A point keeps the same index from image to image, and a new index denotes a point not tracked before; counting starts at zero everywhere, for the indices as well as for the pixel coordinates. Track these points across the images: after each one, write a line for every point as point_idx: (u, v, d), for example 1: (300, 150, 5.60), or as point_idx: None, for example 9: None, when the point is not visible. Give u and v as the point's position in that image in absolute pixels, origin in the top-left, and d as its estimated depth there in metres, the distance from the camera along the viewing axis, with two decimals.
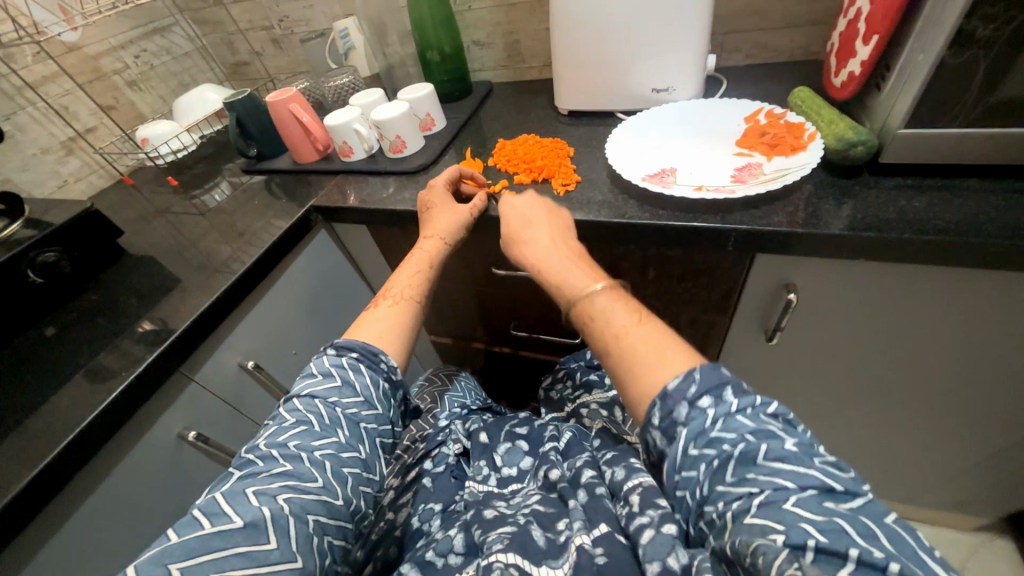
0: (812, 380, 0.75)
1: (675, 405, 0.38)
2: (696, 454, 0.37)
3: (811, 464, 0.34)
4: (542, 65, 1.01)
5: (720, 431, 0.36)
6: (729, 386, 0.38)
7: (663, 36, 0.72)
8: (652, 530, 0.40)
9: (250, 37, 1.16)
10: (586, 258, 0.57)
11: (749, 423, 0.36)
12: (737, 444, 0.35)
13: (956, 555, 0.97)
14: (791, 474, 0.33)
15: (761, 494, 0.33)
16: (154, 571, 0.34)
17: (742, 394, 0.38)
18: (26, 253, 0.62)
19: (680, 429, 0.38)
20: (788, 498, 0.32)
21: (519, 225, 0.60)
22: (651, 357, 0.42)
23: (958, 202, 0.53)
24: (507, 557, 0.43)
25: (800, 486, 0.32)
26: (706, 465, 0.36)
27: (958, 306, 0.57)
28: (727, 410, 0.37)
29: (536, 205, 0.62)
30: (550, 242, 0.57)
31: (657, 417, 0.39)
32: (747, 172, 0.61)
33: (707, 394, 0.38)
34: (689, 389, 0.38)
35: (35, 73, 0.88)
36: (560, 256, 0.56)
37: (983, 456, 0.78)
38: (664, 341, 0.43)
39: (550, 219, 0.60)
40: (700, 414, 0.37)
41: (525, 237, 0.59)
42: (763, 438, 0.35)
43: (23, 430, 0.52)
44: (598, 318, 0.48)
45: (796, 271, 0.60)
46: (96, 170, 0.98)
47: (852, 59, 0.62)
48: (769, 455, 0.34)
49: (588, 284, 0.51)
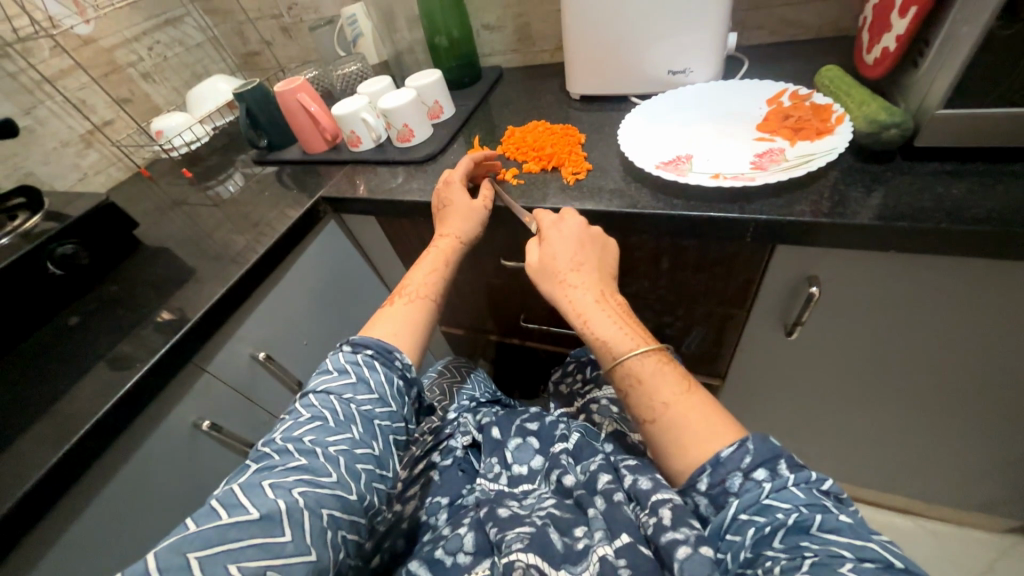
0: (833, 376, 0.72)
1: (728, 475, 0.39)
2: (745, 519, 0.37)
3: (869, 538, 0.33)
4: (553, 48, 0.98)
5: (773, 499, 0.37)
6: (785, 460, 0.39)
7: (680, 14, 0.68)
8: (687, 548, 0.38)
9: (260, 26, 1.15)
10: (626, 307, 0.53)
11: (802, 496, 0.37)
12: (791, 513, 0.36)
13: (981, 557, 0.93)
14: (847, 545, 0.33)
15: (812, 557, 0.33)
16: (172, 559, 0.35)
17: (796, 468, 0.38)
18: (45, 245, 0.64)
19: (733, 500, 0.38)
20: (844, 564, 0.32)
21: (564, 259, 0.54)
22: (701, 430, 0.41)
23: (1001, 188, 0.49)
24: (528, 558, 0.43)
25: (857, 557, 0.32)
26: (755, 531, 0.37)
27: (996, 301, 0.53)
28: (784, 483, 0.37)
29: (581, 234, 0.56)
30: (593, 286, 0.53)
31: (705, 484, 0.40)
32: (768, 158, 0.57)
33: (762, 467, 0.38)
34: (742, 460, 0.39)
35: (52, 66, 0.89)
36: (603, 303, 0.52)
37: (1016, 457, 0.74)
38: (713, 414, 0.42)
39: (597, 253, 0.55)
40: (755, 486, 0.38)
41: (567, 274, 0.54)
42: (817, 510, 0.36)
43: (46, 417, 0.54)
44: (644, 381, 0.45)
45: (819, 263, 0.57)
46: (115, 163, 1.00)
47: (887, 33, 0.57)
48: (823, 525, 0.35)
49: (632, 344, 0.48)
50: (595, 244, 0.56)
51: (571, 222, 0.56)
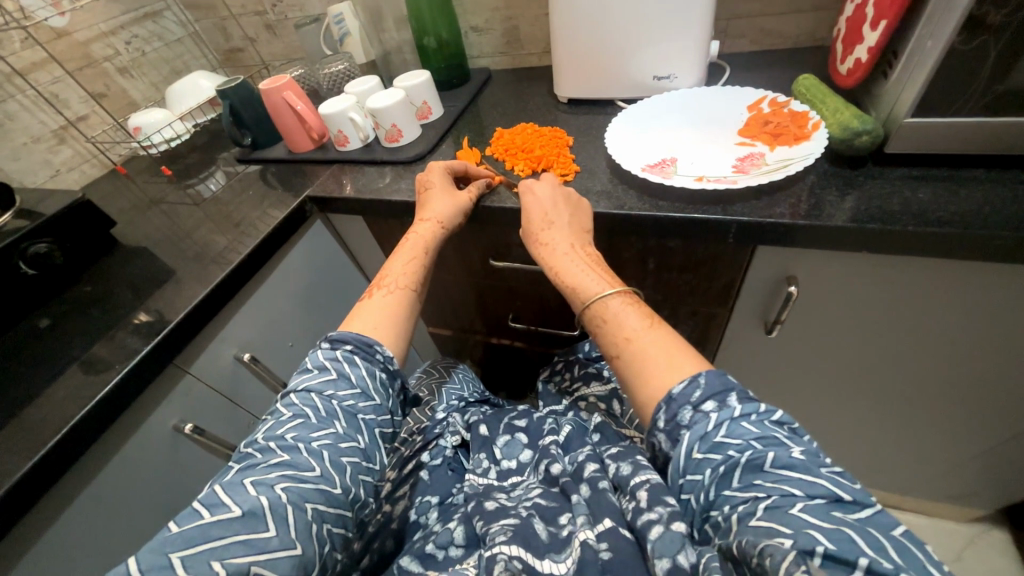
0: (810, 373, 0.75)
1: (679, 410, 0.39)
2: (701, 458, 0.37)
3: (818, 472, 0.34)
4: (541, 52, 0.99)
5: (725, 436, 0.37)
6: (735, 393, 0.38)
7: (665, 22, 0.70)
8: (660, 527, 0.40)
9: (243, 22, 1.13)
10: (603, 263, 0.55)
11: (753, 429, 0.37)
12: (743, 451, 0.36)
13: (950, 546, 0.98)
14: (798, 482, 0.34)
15: (767, 500, 0.33)
16: (155, 560, 0.34)
17: (747, 400, 0.38)
18: (16, 244, 0.61)
19: (685, 432, 0.38)
20: (795, 504, 0.32)
21: (538, 219, 0.57)
22: (659, 362, 0.42)
23: (964, 194, 0.52)
24: (510, 550, 0.43)
25: (808, 494, 0.33)
26: (712, 470, 0.37)
27: (963, 298, 0.56)
28: (732, 415, 0.37)
29: (554, 198, 0.59)
30: (566, 241, 0.55)
31: (662, 421, 0.40)
32: (749, 162, 0.60)
33: (711, 399, 0.38)
34: (693, 394, 0.39)
35: (23, 58, 0.85)
36: (578, 257, 0.54)
37: (982, 449, 0.78)
38: (674, 348, 0.43)
39: (570, 214, 0.58)
40: (704, 417, 0.38)
41: (542, 234, 0.57)
42: (769, 445, 0.36)
43: (16, 422, 0.52)
44: (609, 322, 0.47)
45: (798, 264, 0.59)
46: (90, 159, 0.97)
47: (859, 45, 0.60)
48: (775, 462, 0.35)
49: (602, 288, 0.50)
50: (568, 206, 0.58)
51: (544, 187, 0.59)
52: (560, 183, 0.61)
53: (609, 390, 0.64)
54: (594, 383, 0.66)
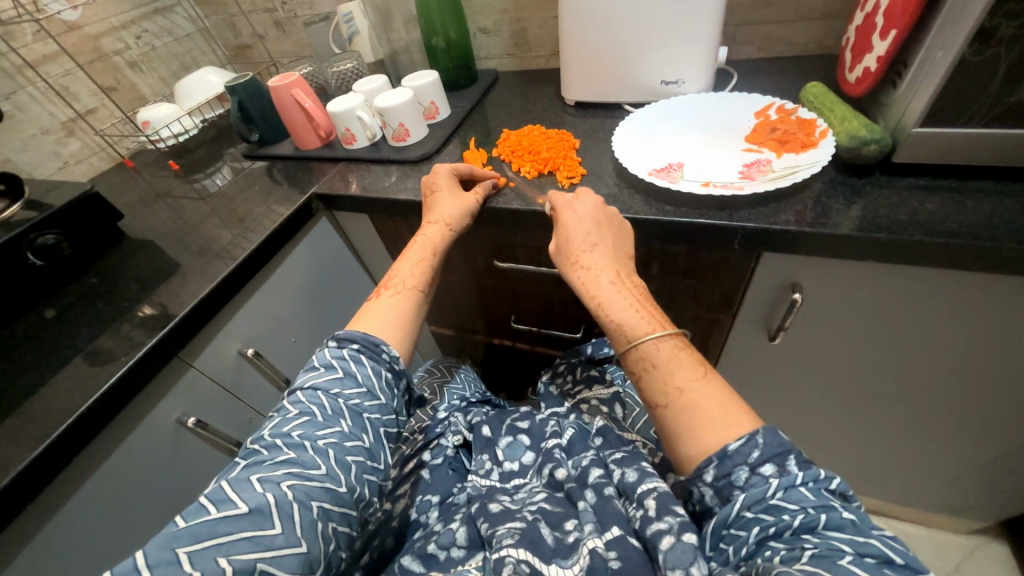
0: (813, 380, 0.75)
1: (734, 468, 0.38)
2: (750, 516, 0.37)
3: (870, 534, 0.34)
4: (549, 54, 1.00)
5: (781, 499, 0.36)
6: (793, 456, 0.38)
7: (674, 27, 0.70)
8: (671, 537, 0.39)
9: (253, 19, 1.14)
10: (645, 295, 0.53)
11: (810, 496, 0.36)
12: (797, 515, 0.36)
13: (949, 558, 0.97)
14: (849, 541, 0.34)
15: (813, 549, 0.34)
16: (162, 555, 0.35)
17: (805, 466, 0.38)
18: (25, 235, 0.62)
19: (739, 493, 0.38)
20: (844, 556, 0.33)
21: (580, 243, 0.54)
22: (713, 415, 0.41)
23: (971, 205, 0.52)
24: (518, 553, 0.43)
25: (859, 552, 0.33)
26: (760, 529, 0.37)
27: (968, 309, 0.56)
28: (792, 481, 0.37)
29: (597, 220, 0.56)
30: (610, 271, 0.53)
31: (711, 476, 0.39)
32: (756, 169, 0.60)
33: (769, 462, 0.38)
34: (750, 454, 0.38)
35: (35, 51, 0.86)
36: (621, 287, 0.52)
37: (983, 461, 0.77)
38: (728, 403, 0.42)
39: (613, 241, 0.56)
40: (762, 481, 0.37)
41: (583, 259, 0.54)
42: (824, 509, 0.36)
43: (21, 412, 0.52)
44: (657, 367, 0.46)
45: (803, 271, 0.59)
46: (97, 152, 0.97)
47: (868, 54, 0.60)
48: (828, 524, 0.35)
49: (649, 326, 0.48)
50: (611, 231, 0.56)
51: (586, 206, 0.57)
52: (602, 201, 0.58)
53: (611, 393, 0.64)
54: (597, 386, 0.66)
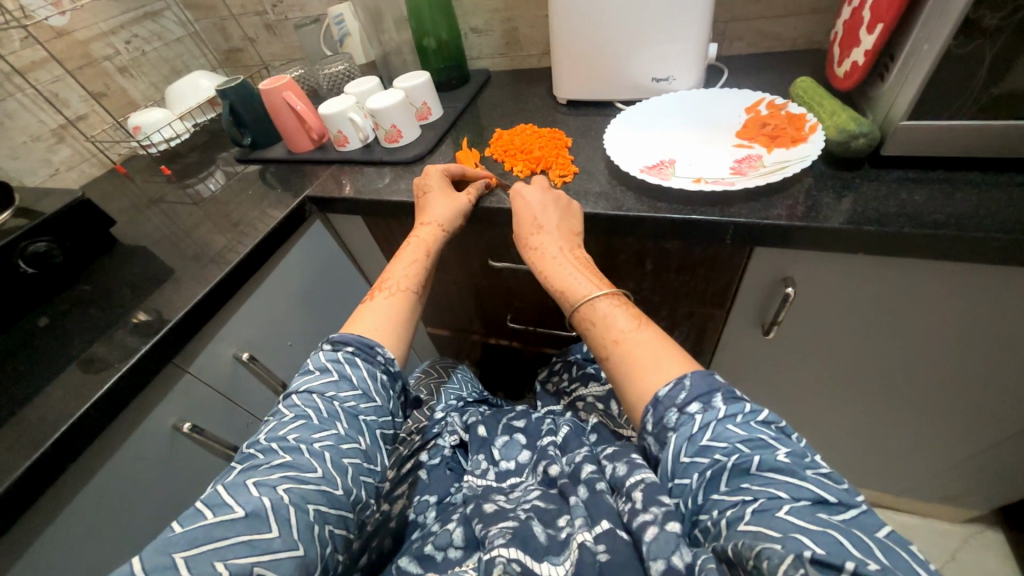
0: (807, 373, 0.75)
1: (665, 412, 0.40)
2: (689, 462, 0.38)
3: (804, 475, 0.35)
4: (540, 53, 1.00)
5: (711, 440, 0.38)
6: (720, 394, 0.39)
7: (663, 24, 0.70)
8: (655, 528, 0.39)
9: (243, 22, 1.13)
10: (591, 266, 0.56)
11: (739, 433, 0.37)
12: (729, 455, 0.36)
13: (946, 547, 0.98)
14: (784, 485, 0.34)
15: (754, 503, 0.34)
16: (158, 560, 0.34)
17: (732, 401, 0.39)
18: (16, 243, 0.62)
19: (671, 435, 0.39)
20: (781, 507, 0.33)
21: (528, 224, 0.59)
22: (646, 362, 0.43)
23: (960, 197, 0.53)
24: (509, 552, 0.43)
25: (793, 496, 0.34)
26: (699, 474, 0.37)
27: (959, 299, 0.56)
28: (717, 416, 0.38)
29: (542, 201, 0.60)
30: (555, 244, 0.56)
31: (650, 424, 0.41)
32: (746, 164, 0.60)
33: (697, 401, 0.39)
34: (678, 396, 0.40)
35: (23, 57, 0.86)
36: (567, 260, 0.55)
37: (978, 449, 0.78)
38: (660, 349, 0.44)
39: (559, 218, 0.59)
40: (689, 420, 0.39)
41: (531, 237, 0.58)
42: (755, 448, 0.36)
43: (15, 421, 0.52)
44: (597, 324, 0.48)
45: (795, 265, 0.59)
46: (89, 159, 0.97)
47: (856, 48, 0.61)
48: (762, 465, 0.35)
49: (591, 290, 0.51)
50: (557, 208, 0.59)
51: (532, 191, 0.61)
52: (548, 185, 0.62)
53: (607, 390, 0.64)
54: (593, 383, 0.66)
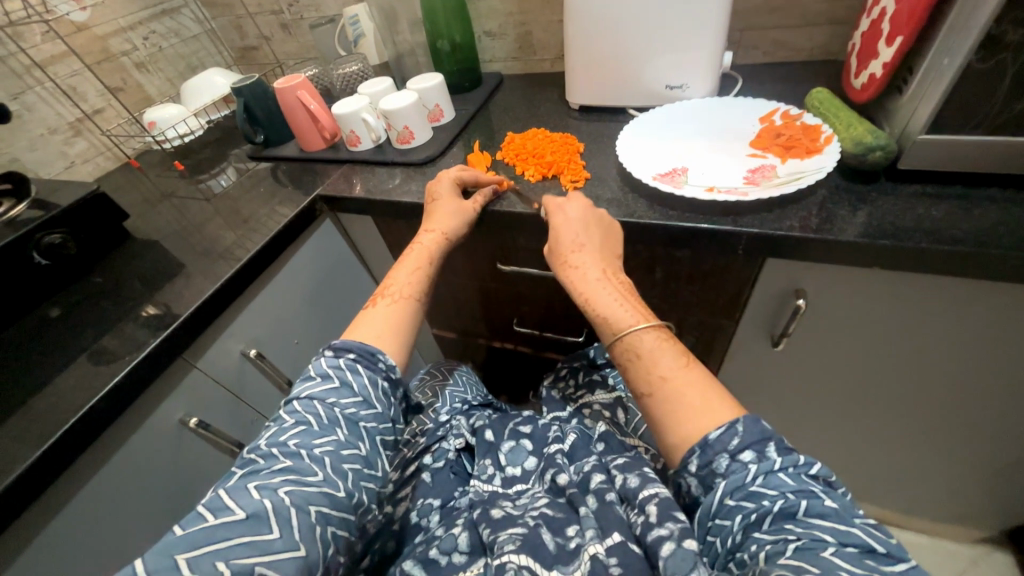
0: (816, 386, 0.75)
1: (715, 456, 0.39)
2: (733, 504, 0.37)
3: (852, 523, 0.34)
4: (554, 58, 1.00)
5: (761, 486, 0.37)
6: (773, 442, 0.38)
7: (678, 32, 0.70)
8: (672, 544, 0.39)
9: (259, 21, 1.14)
10: (632, 292, 0.53)
11: (790, 481, 0.37)
12: (777, 500, 0.36)
13: (952, 567, 0.97)
14: (831, 530, 0.33)
15: (797, 541, 0.33)
16: (161, 561, 0.35)
17: (784, 451, 0.38)
18: (31, 234, 0.62)
19: (720, 481, 0.38)
20: (826, 547, 0.32)
21: (568, 242, 0.55)
22: (695, 405, 0.41)
23: (977, 213, 0.52)
24: (519, 559, 0.44)
25: (840, 541, 0.33)
26: (742, 517, 0.37)
27: (975, 317, 0.55)
28: (770, 467, 0.37)
29: (585, 219, 0.57)
30: (597, 266, 0.54)
31: (694, 466, 0.40)
32: (760, 174, 0.60)
33: (749, 449, 0.38)
34: (730, 442, 0.38)
35: (43, 51, 0.87)
36: (609, 284, 0.53)
37: (988, 469, 0.77)
38: (710, 391, 0.42)
39: (601, 239, 0.56)
40: (741, 467, 0.38)
41: (571, 257, 0.55)
42: (804, 495, 0.36)
43: (25, 411, 0.52)
44: (642, 357, 0.46)
45: (808, 277, 0.59)
46: (103, 152, 0.98)
47: (874, 60, 0.60)
48: (808, 510, 0.35)
49: (634, 319, 0.49)
50: (599, 229, 0.57)
51: (574, 207, 0.58)
52: (590, 202, 0.59)
53: (614, 398, 0.64)
54: (599, 390, 0.65)
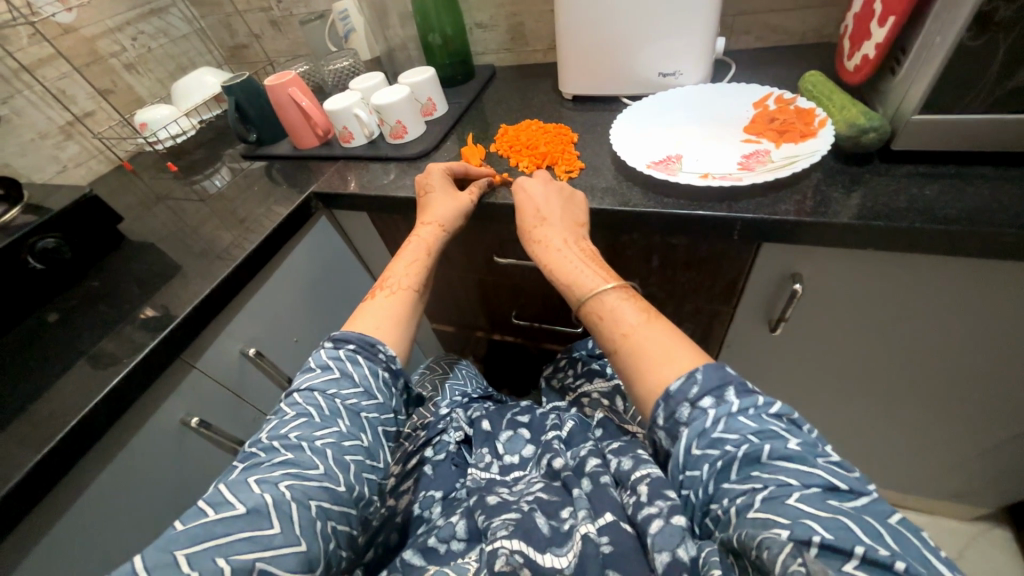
0: (813, 370, 0.75)
1: (677, 406, 0.39)
2: (699, 453, 0.37)
3: (815, 462, 0.34)
4: (546, 49, 0.99)
5: (723, 431, 0.36)
6: (732, 387, 0.38)
7: (670, 19, 0.69)
8: (661, 520, 0.39)
9: (248, 18, 1.13)
10: (599, 260, 0.55)
11: (751, 424, 0.36)
12: (740, 445, 0.35)
13: (953, 545, 0.98)
14: (794, 472, 0.33)
15: (764, 491, 0.33)
16: (160, 558, 0.35)
17: (744, 394, 0.38)
18: (26, 239, 0.62)
19: (684, 429, 0.38)
20: (791, 494, 0.32)
21: (532, 218, 0.59)
22: (654, 356, 0.42)
23: (971, 192, 0.52)
24: (511, 544, 0.43)
25: (804, 484, 0.33)
26: (710, 466, 0.36)
27: (968, 296, 0.56)
28: (729, 410, 0.37)
29: (547, 195, 0.60)
30: (561, 238, 0.56)
31: (661, 418, 0.40)
32: (754, 159, 0.60)
33: (708, 394, 0.38)
34: (690, 390, 0.38)
35: (31, 54, 0.86)
36: (572, 254, 0.55)
37: (986, 447, 0.77)
38: (669, 341, 0.43)
39: (565, 212, 0.59)
40: (701, 413, 0.37)
41: (536, 232, 0.58)
42: (767, 438, 0.35)
43: (27, 415, 0.53)
44: (604, 318, 0.48)
45: (803, 261, 0.59)
46: (96, 155, 0.97)
47: (866, 41, 0.60)
48: (773, 454, 0.34)
49: (599, 283, 0.51)
50: (562, 203, 0.59)
51: (536, 186, 0.61)
52: (553, 180, 0.62)
53: (613, 386, 0.64)
54: (598, 379, 0.66)
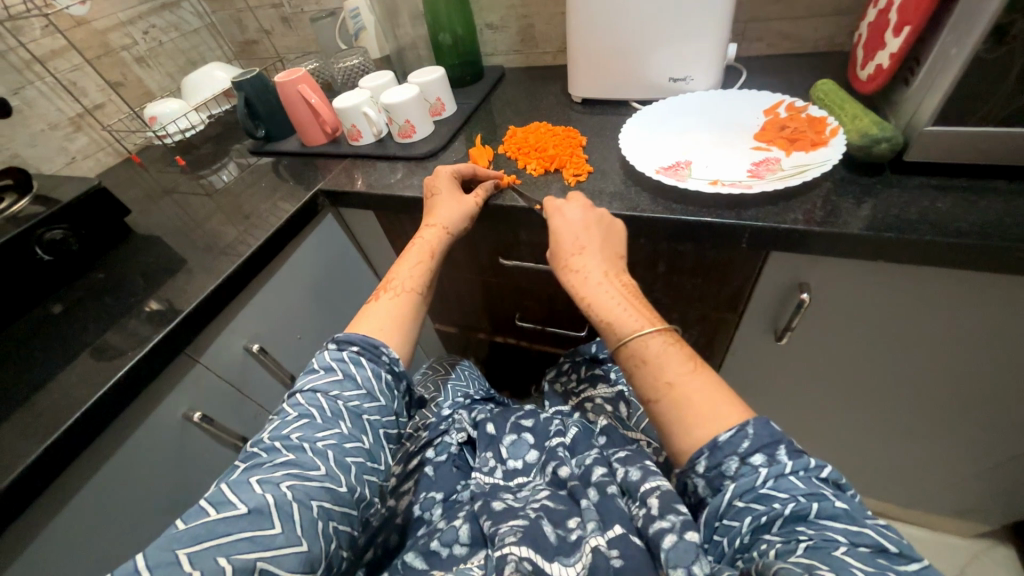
0: (818, 381, 0.75)
1: (724, 459, 0.38)
2: (742, 506, 0.37)
3: (864, 523, 0.34)
4: (555, 51, 0.99)
5: (772, 489, 0.36)
6: (784, 445, 0.38)
7: (682, 24, 0.69)
8: (674, 536, 0.40)
9: (259, 14, 1.14)
10: (637, 294, 0.52)
11: (801, 485, 0.36)
12: (788, 503, 0.35)
13: (955, 561, 0.97)
14: (842, 530, 0.34)
15: (808, 541, 0.33)
16: (162, 556, 0.35)
17: (795, 454, 0.37)
18: (33, 230, 0.62)
19: (729, 483, 0.38)
20: (838, 547, 0.32)
21: (570, 243, 0.55)
22: (704, 410, 0.40)
23: (984, 205, 0.52)
24: (520, 551, 0.43)
25: (852, 542, 0.33)
26: (752, 518, 0.37)
27: (978, 311, 0.55)
28: (781, 470, 0.37)
29: (585, 220, 0.56)
30: (599, 269, 0.53)
31: (702, 467, 0.39)
32: (764, 167, 0.59)
33: (759, 451, 0.38)
34: (740, 444, 0.38)
35: (43, 46, 0.86)
36: (611, 287, 0.52)
37: (992, 463, 0.77)
38: (719, 394, 0.41)
39: (603, 240, 0.55)
40: (751, 470, 0.37)
41: (573, 259, 0.54)
42: (815, 498, 0.35)
43: (30, 406, 0.53)
44: (648, 362, 0.45)
45: (811, 271, 0.59)
46: (105, 147, 0.98)
47: (881, 50, 0.60)
48: (820, 513, 0.35)
49: (641, 322, 0.48)
50: (600, 230, 0.56)
51: (574, 208, 0.57)
52: (590, 202, 0.58)
53: (617, 392, 0.64)
54: (601, 384, 0.65)
